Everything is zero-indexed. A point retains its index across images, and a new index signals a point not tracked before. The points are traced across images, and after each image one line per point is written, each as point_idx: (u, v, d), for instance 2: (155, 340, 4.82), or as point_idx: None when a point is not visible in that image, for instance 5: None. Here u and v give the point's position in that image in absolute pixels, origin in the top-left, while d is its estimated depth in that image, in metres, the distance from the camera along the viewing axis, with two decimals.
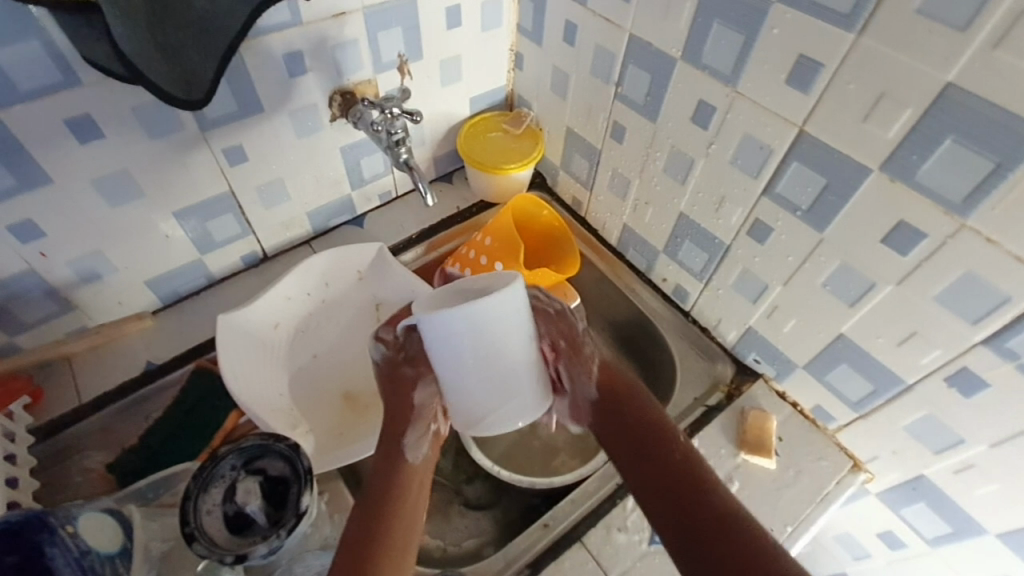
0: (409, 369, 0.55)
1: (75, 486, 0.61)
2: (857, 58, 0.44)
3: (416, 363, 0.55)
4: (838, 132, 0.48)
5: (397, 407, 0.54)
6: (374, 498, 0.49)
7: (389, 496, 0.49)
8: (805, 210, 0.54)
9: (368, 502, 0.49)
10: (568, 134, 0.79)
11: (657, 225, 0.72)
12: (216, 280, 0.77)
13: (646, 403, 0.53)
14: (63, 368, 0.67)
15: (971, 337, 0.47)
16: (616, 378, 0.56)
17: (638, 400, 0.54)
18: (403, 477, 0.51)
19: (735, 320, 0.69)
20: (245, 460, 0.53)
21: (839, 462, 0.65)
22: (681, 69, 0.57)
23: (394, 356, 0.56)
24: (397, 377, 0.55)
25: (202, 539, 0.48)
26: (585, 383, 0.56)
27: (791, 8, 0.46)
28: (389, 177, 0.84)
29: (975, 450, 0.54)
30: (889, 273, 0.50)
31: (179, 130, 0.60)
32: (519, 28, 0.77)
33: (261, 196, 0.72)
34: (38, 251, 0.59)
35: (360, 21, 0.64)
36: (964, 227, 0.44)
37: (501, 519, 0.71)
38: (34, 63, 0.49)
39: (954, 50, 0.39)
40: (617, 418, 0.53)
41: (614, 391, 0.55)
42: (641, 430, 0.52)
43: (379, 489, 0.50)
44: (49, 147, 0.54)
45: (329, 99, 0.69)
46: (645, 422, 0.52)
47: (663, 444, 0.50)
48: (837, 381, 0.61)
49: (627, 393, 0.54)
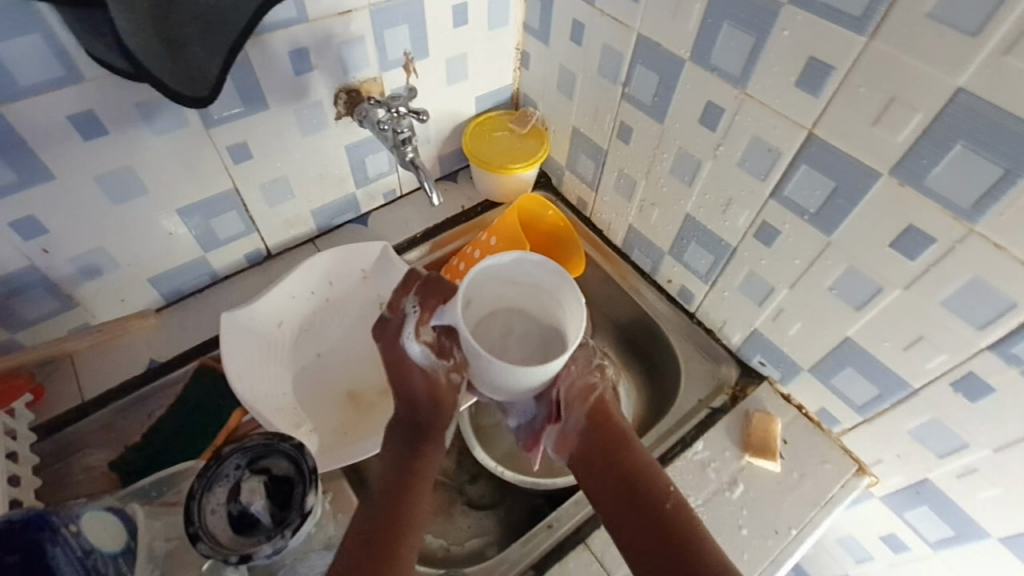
0: (457, 377, 0.59)
1: (77, 483, 0.61)
2: (869, 61, 0.44)
3: (462, 372, 0.59)
4: (848, 136, 0.48)
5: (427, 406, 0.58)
6: (390, 496, 0.54)
7: (408, 491, 0.54)
8: (813, 214, 0.54)
9: (381, 499, 0.53)
10: (573, 134, 0.79)
11: (662, 227, 0.72)
12: (220, 278, 0.77)
13: (640, 452, 0.57)
14: (66, 365, 0.67)
15: (976, 342, 0.47)
16: (611, 423, 0.59)
17: (633, 448, 0.57)
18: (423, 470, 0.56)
19: (740, 322, 0.69)
20: (250, 459, 0.53)
21: (843, 465, 0.65)
22: (689, 70, 0.57)
23: (437, 364, 0.59)
24: (437, 385, 0.58)
25: (207, 540, 0.48)
26: (577, 413, 0.59)
27: (801, 11, 0.46)
28: (394, 176, 0.84)
29: (979, 454, 0.54)
30: (897, 278, 0.50)
31: (183, 127, 0.60)
32: (525, 27, 0.76)
33: (265, 194, 0.72)
34: (41, 248, 0.59)
35: (365, 18, 0.64)
36: (973, 232, 0.44)
37: (504, 518, 0.70)
38: (37, 59, 0.48)
39: (967, 54, 0.39)
40: (611, 464, 0.57)
41: (611, 436, 0.58)
42: (634, 478, 0.55)
43: (392, 490, 0.54)
44: (53, 144, 0.53)
45: (334, 97, 0.69)
46: (638, 472, 0.55)
47: (654, 496, 0.54)
48: (842, 384, 0.61)
49: (623, 441, 0.58)
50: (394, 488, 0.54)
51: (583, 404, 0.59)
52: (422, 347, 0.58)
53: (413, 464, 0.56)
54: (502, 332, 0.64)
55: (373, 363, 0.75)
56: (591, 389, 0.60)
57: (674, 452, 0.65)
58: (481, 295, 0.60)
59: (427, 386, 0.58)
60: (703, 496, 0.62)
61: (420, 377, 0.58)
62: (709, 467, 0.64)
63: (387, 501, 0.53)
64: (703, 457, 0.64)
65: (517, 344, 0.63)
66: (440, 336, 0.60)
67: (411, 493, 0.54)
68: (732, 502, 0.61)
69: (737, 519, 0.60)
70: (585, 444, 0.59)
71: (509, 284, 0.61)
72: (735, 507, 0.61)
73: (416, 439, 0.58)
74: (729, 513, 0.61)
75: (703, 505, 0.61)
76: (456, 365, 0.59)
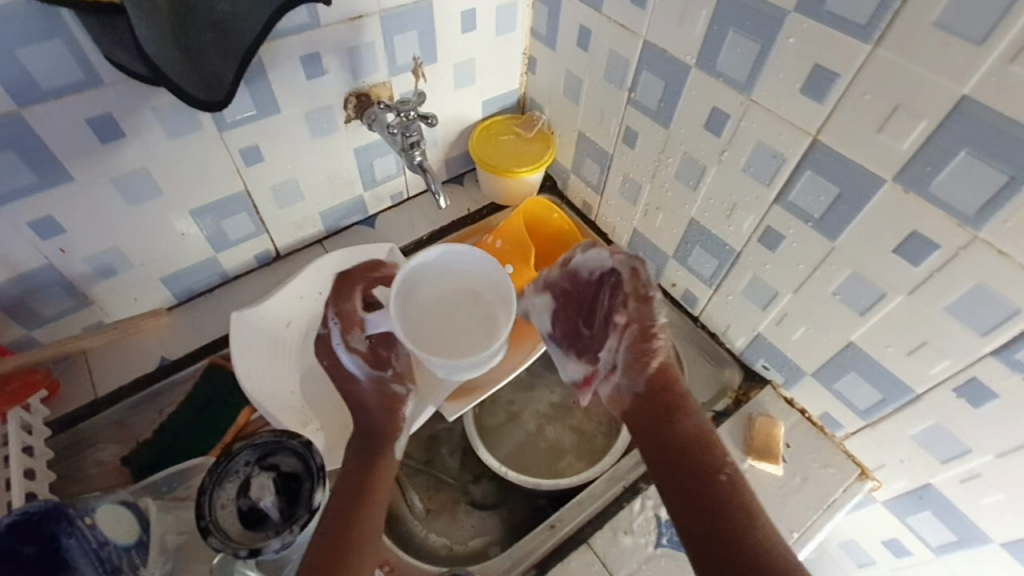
0: (398, 386, 0.60)
1: (89, 478, 0.63)
2: (874, 68, 0.44)
3: (404, 381, 0.61)
4: (851, 143, 0.48)
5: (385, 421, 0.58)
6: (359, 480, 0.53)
7: (366, 484, 0.53)
8: (818, 219, 0.54)
9: (349, 480, 0.53)
10: (579, 138, 0.80)
11: (667, 231, 0.73)
12: (230, 278, 0.78)
13: (694, 422, 0.55)
14: (80, 362, 0.68)
15: (980, 348, 0.48)
16: (662, 387, 0.57)
17: (684, 415, 0.55)
18: (382, 469, 0.55)
19: (744, 326, 0.69)
20: (259, 456, 0.54)
21: (845, 469, 0.65)
22: (695, 76, 0.58)
23: (376, 372, 0.60)
24: (386, 394, 0.59)
25: (217, 534, 0.48)
26: (634, 374, 0.58)
27: (806, 19, 0.46)
28: (401, 178, 0.85)
29: (982, 460, 0.54)
30: (900, 283, 0.51)
31: (197, 130, 0.61)
32: (533, 32, 0.77)
33: (276, 196, 0.73)
34: (58, 247, 0.60)
35: (377, 24, 0.65)
36: (976, 239, 0.44)
37: (508, 518, 0.71)
38: (59, 63, 0.50)
39: (972, 62, 0.39)
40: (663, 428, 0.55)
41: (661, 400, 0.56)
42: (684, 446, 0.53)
43: (359, 477, 0.53)
44: (71, 146, 0.55)
45: (344, 101, 0.70)
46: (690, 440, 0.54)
47: (706, 462, 0.52)
48: (846, 389, 0.61)
49: (675, 406, 0.56)
50: (351, 492, 0.52)
51: (641, 367, 0.57)
52: (356, 355, 0.59)
53: (377, 464, 0.55)
54: (447, 320, 0.65)
55: None
56: (647, 351, 0.57)
57: None
58: (420, 296, 0.64)
59: (375, 394, 0.59)
60: None
61: (370, 385, 0.59)
62: None
63: (357, 495, 0.52)
64: None
65: (463, 329, 0.64)
66: (374, 348, 0.61)
67: (374, 482, 0.53)
68: None
69: None
70: (637, 405, 0.57)
71: (451, 275, 0.65)
72: None
73: (372, 445, 0.56)
74: None
75: None
76: (399, 374, 0.61)
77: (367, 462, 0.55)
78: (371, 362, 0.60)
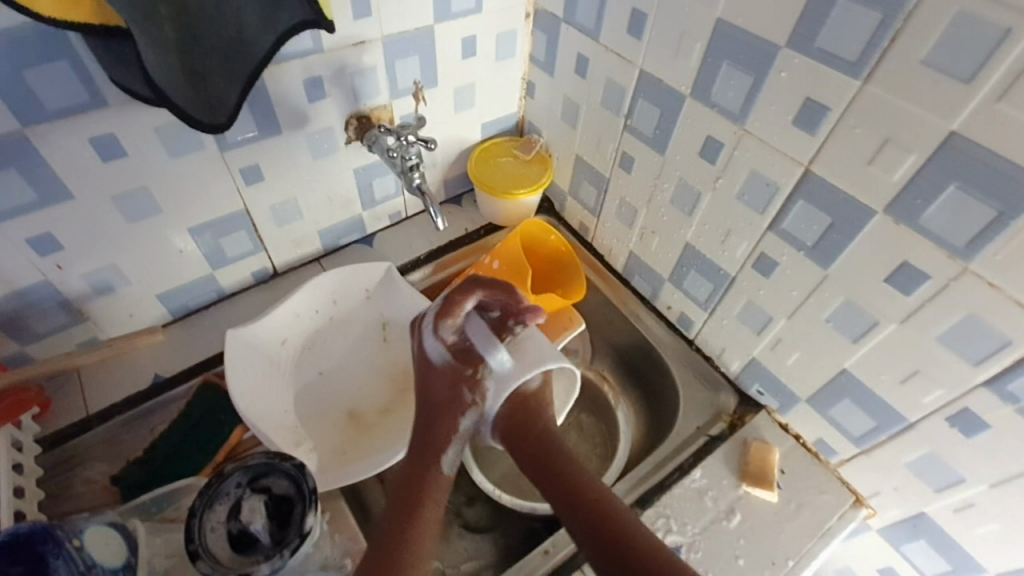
0: (469, 391, 0.57)
1: (78, 497, 0.62)
2: (864, 103, 0.45)
3: (478, 388, 0.57)
4: (843, 173, 0.49)
5: (444, 427, 0.56)
6: (402, 505, 0.52)
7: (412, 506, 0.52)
8: (810, 247, 0.55)
9: (389, 515, 0.52)
10: (576, 162, 0.81)
11: (662, 254, 0.73)
12: (226, 294, 0.78)
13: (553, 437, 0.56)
14: (73, 380, 0.68)
15: (972, 377, 0.48)
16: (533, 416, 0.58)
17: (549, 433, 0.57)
18: (427, 495, 0.53)
19: (738, 351, 0.70)
20: (250, 478, 0.53)
21: (841, 496, 0.64)
22: (690, 105, 0.59)
23: (456, 365, 0.58)
24: (456, 394, 0.57)
25: (206, 558, 0.48)
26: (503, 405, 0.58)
27: (798, 54, 0.48)
28: (400, 199, 0.86)
29: (975, 489, 0.54)
30: (891, 311, 0.51)
31: (199, 150, 0.62)
32: (531, 58, 0.79)
33: (275, 216, 0.74)
34: (55, 264, 0.61)
35: (379, 49, 0.66)
36: (966, 271, 0.45)
37: (501, 541, 0.70)
38: (65, 84, 0.50)
39: (960, 101, 0.40)
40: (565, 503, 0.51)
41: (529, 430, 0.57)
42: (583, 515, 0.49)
43: (405, 495, 0.53)
44: (73, 164, 0.55)
45: (345, 123, 0.71)
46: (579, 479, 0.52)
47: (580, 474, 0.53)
48: (839, 416, 0.62)
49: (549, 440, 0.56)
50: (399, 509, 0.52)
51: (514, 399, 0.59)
52: (445, 345, 0.59)
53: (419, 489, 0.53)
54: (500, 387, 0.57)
55: (373, 383, 0.75)
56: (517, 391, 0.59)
57: (670, 480, 0.65)
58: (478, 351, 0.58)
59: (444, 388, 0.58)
60: (701, 525, 0.62)
61: (443, 376, 0.58)
62: (707, 496, 0.64)
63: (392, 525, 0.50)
64: (701, 485, 0.65)
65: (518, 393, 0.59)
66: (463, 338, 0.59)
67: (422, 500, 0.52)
68: (729, 532, 0.61)
69: (735, 549, 0.60)
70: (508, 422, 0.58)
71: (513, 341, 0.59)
72: (732, 537, 0.61)
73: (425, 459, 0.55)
74: (726, 544, 0.60)
75: (700, 534, 0.61)
76: (470, 380, 0.57)
77: (417, 486, 0.53)
78: (455, 353, 0.59)
